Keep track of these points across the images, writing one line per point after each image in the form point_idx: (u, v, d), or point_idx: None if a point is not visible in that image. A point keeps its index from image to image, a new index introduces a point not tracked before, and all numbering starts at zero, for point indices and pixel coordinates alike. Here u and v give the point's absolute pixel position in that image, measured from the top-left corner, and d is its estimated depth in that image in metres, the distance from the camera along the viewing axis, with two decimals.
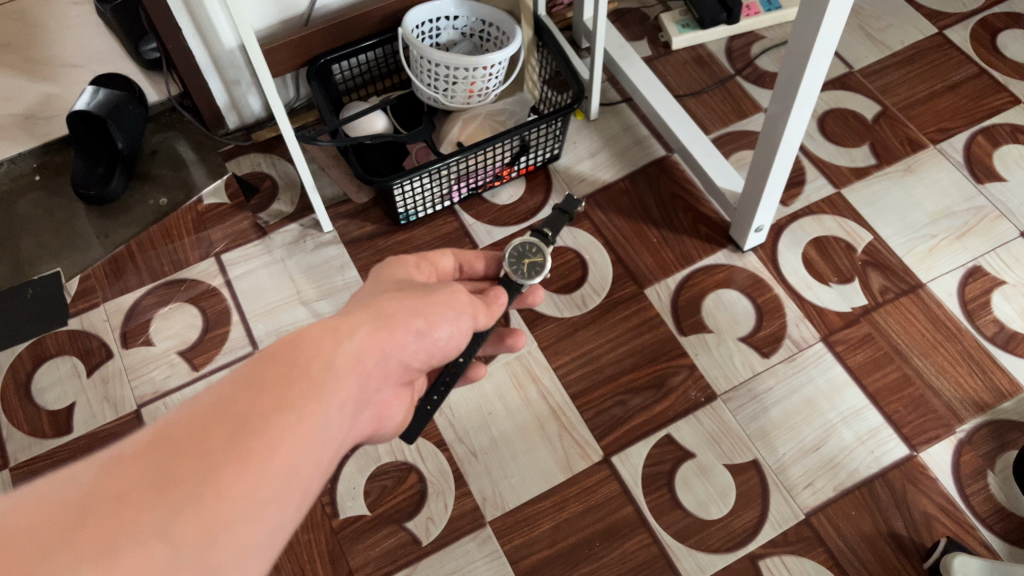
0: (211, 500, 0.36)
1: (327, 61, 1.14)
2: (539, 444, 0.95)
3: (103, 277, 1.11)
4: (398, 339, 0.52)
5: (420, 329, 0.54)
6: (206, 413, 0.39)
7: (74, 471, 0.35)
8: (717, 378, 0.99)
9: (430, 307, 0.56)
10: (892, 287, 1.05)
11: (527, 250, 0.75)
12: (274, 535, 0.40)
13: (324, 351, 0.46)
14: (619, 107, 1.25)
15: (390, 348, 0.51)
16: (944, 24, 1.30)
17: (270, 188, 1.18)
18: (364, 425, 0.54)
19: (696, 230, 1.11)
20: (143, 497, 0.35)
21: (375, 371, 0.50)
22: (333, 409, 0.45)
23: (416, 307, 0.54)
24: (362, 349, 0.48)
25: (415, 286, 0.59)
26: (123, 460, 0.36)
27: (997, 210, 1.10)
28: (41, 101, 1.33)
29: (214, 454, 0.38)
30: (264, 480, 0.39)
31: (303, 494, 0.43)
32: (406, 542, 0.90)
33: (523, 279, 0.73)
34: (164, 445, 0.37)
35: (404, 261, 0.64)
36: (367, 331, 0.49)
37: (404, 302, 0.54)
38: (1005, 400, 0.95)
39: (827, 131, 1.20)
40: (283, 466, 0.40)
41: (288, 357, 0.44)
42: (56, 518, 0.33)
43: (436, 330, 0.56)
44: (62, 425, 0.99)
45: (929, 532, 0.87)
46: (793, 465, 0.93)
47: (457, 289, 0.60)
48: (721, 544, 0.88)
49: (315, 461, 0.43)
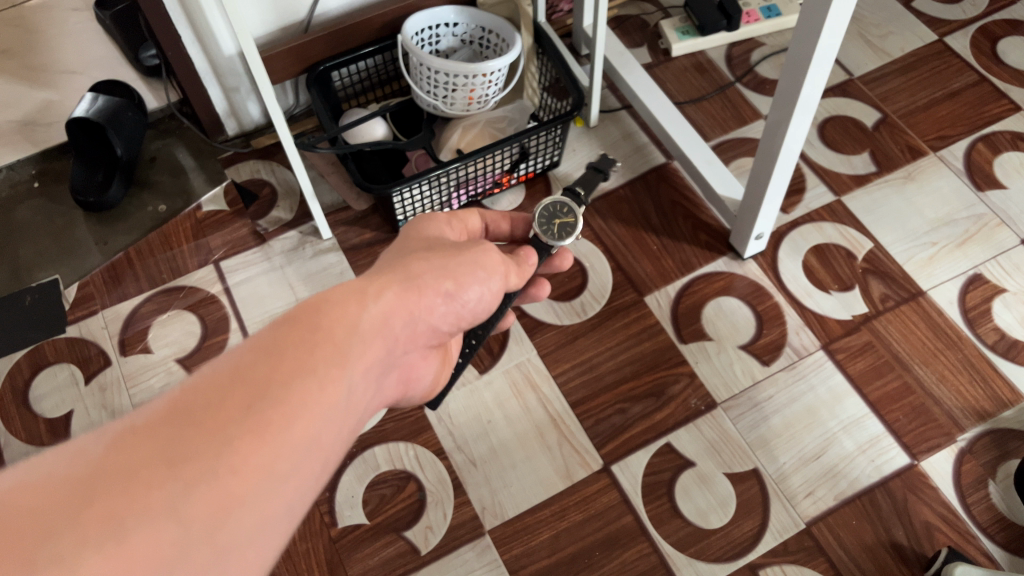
0: (227, 471, 0.37)
1: (326, 68, 1.14)
2: (539, 453, 0.95)
3: (101, 285, 1.10)
4: (421, 303, 0.53)
5: (449, 291, 0.56)
6: (226, 381, 0.40)
7: (89, 443, 0.36)
8: (717, 386, 0.99)
9: (458, 268, 0.57)
10: (892, 295, 1.04)
11: (558, 210, 0.72)
12: (291, 506, 0.42)
13: (347, 317, 0.47)
14: (619, 114, 1.24)
15: (414, 312, 0.53)
16: (943, 31, 1.30)
17: (269, 196, 1.18)
18: (393, 384, 0.56)
19: (696, 238, 1.11)
20: (159, 469, 0.36)
21: (401, 333, 0.52)
22: (355, 375, 0.46)
23: (446, 267, 0.56)
24: (388, 311, 0.51)
25: (446, 243, 0.60)
26: (142, 429, 0.37)
27: (998, 217, 1.10)
28: (40, 107, 1.32)
29: (233, 424, 0.39)
30: (281, 452, 0.40)
31: (322, 463, 0.44)
32: (406, 552, 0.90)
33: (553, 241, 0.70)
34: (181, 415, 0.38)
35: (435, 217, 0.65)
36: (394, 293, 0.52)
37: (429, 264, 0.56)
38: (1005, 409, 0.95)
39: (828, 139, 1.19)
40: (300, 437, 0.41)
41: (310, 324, 0.45)
42: (68, 491, 0.34)
43: (464, 291, 0.57)
44: (59, 434, 0.99)
45: (930, 542, 0.87)
46: (793, 474, 0.92)
47: (490, 248, 0.61)
48: (722, 553, 0.88)
49: (334, 429, 0.44)
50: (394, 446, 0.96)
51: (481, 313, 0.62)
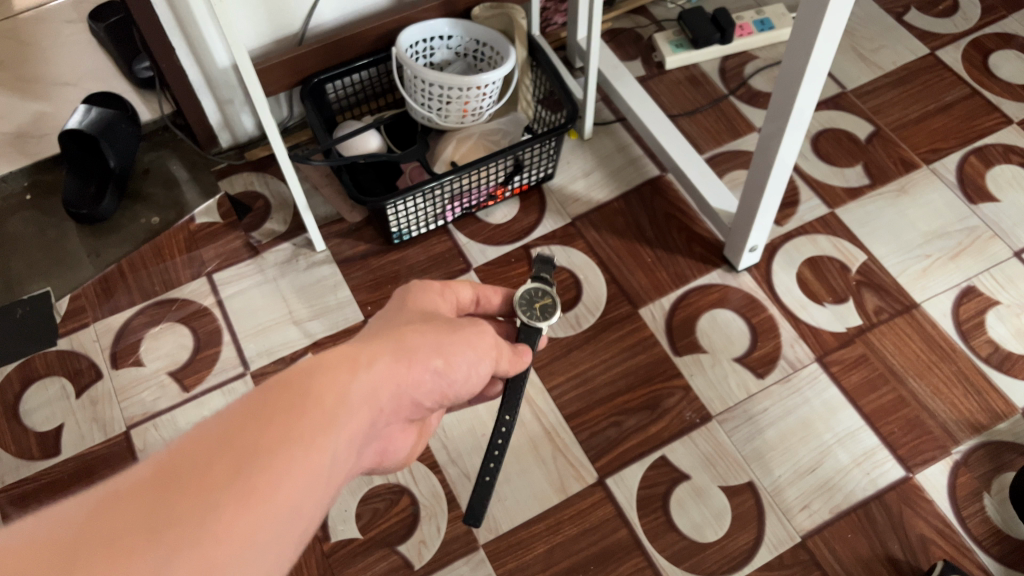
0: (210, 540, 0.35)
1: (321, 80, 1.14)
2: (533, 466, 0.95)
3: (93, 297, 1.10)
4: (413, 375, 0.50)
5: (438, 368, 0.52)
6: (214, 444, 0.37)
7: (68, 507, 0.34)
8: (712, 399, 0.98)
9: (452, 347, 0.54)
10: (886, 308, 1.04)
11: (536, 294, 0.72)
12: (269, 575, 0.39)
13: (339, 383, 0.44)
14: (613, 127, 1.25)
15: (406, 382, 0.50)
16: (935, 45, 1.31)
17: (263, 208, 1.18)
18: (368, 456, 0.53)
19: (690, 250, 1.11)
20: (141, 537, 0.33)
21: (387, 407, 0.49)
22: (342, 442, 0.43)
23: (438, 345, 0.53)
24: (377, 382, 0.47)
25: (442, 317, 0.58)
26: (125, 494, 0.35)
27: (991, 230, 1.10)
28: (33, 119, 1.32)
29: (218, 490, 0.36)
30: (265, 520, 0.37)
31: (301, 530, 0.41)
32: (399, 566, 0.89)
33: (536, 324, 0.70)
34: (166, 480, 0.35)
35: (428, 286, 0.62)
36: (384, 363, 0.48)
37: (424, 334, 0.53)
38: (1000, 422, 0.95)
39: (821, 151, 1.20)
40: (285, 505, 0.39)
41: (302, 383, 0.42)
42: (42, 559, 0.31)
43: (452, 364, 0.54)
44: (50, 447, 0.98)
45: (926, 555, 0.87)
46: (789, 487, 0.92)
47: (485, 329, 0.58)
48: (717, 567, 0.87)
49: (318, 497, 0.42)
50: None
51: (463, 390, 0.59)
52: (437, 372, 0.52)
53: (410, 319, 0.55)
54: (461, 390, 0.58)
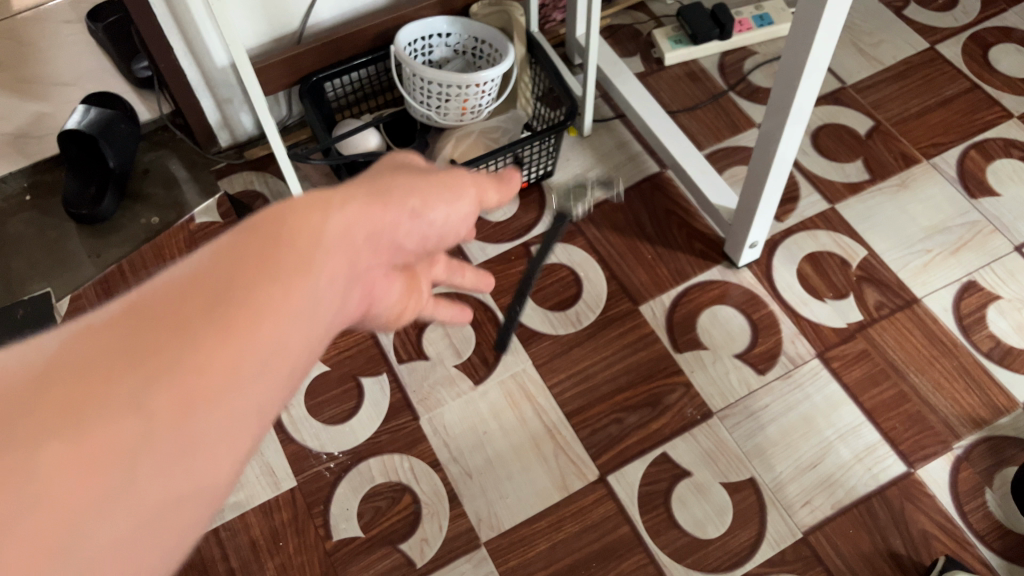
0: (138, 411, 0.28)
1: (320, 79, 1.14)
2: (534, 464, 0.95)
3: (94, 297, 1.10)
4: (391, 218, 0.39)
5: (416, 208, 0.41)
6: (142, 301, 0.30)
7: None
8: (713, 395, 0.98)
9: (426, 185, 0.42)
10: (887, 303, 1.04)
11: None
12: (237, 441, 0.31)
13: (304, 222, 0.34)
14: (612, 123, 1.25)
15: (383, 225, 0.39)
16: (935, 39, 1.31)
17: (263, 207, 1.18)
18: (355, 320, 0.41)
19: (691, 247, 1.11)
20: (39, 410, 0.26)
21: (366, 251, 0.38)
22: (314, 288, 0.34)
23: (413, 184, 0.41)
24: (349, 224, 0.36)
25: (415, 159, 0.45)
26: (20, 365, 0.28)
27: (992, 225, 1.10)
28: (32, 120, 1.32)
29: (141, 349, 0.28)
30: (218, 381, 0.30)
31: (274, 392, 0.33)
32: (402, 564, 0.89)
33: None
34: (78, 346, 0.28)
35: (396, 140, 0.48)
36: (358, 200, 0.37)
37: (395, 177, 0.41)
38: (1001, 416, 0.95)
39: (821, 147, 1.20)
40: (238, 370, 0.30)
41: (271, 221, 0.34)
42: None
43: (429, 208, 0.41)
44: None
45: (927, 550, 0.87)
46: (791, 483, 0.92)
47: (460, 165, 0.44)
48: (719, 563, 0.87)
49: (292, 349, 0.33)
50: (389, 458, 0.96)
51: (449, 244, 0.46)
52: (416, 215, 0.41)
53: (375, 168, 0.43)
54: (446, 241, 0.45)
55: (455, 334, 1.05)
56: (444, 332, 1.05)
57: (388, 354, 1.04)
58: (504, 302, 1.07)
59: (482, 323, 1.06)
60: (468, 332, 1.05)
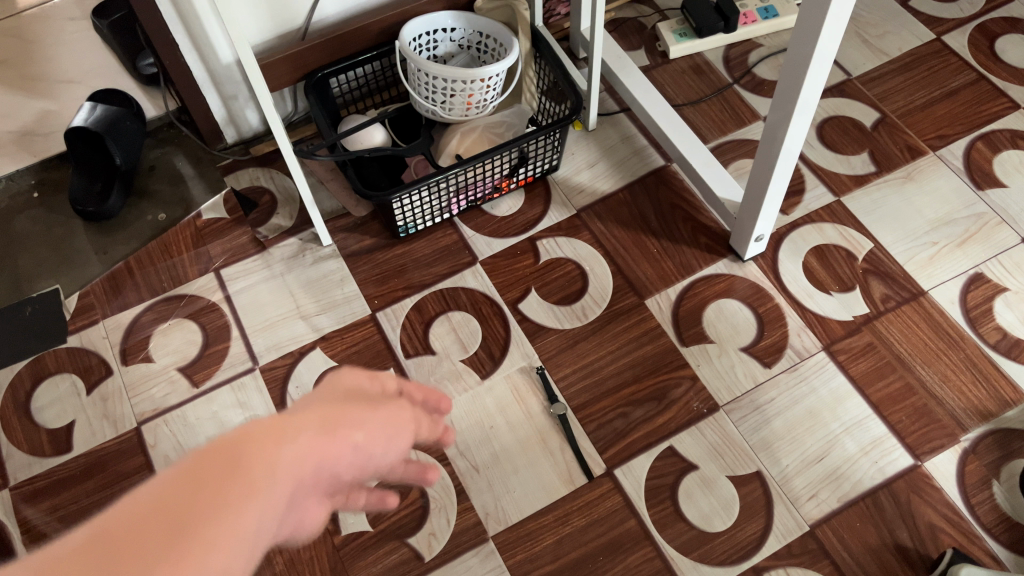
0: None
1: (325, 75, 1.14)
2: (541, 458, 0.95)
3: (102, 294, 1.10)
4: (339, 450, 0.36)
5: (367, 443, 0.38)
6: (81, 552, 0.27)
7: None
8: (719, 389, 0.99)
9: (376, 418, 0.40)
10: (893, 296, 1.04)
11: None
12: None
13: (258, 461, 0.32)
14: (617, 117, 1.24)
15: (329, 459, 0.36)
16: (941, 30, 1.30)
17: (269, 203, 1.18)
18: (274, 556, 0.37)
19: (696, 240, 1.11)
20: None
21: (311, 489, 0.35)
22: (262, 526, 0.32)
23: (364, 415, 0.39)
24: (300, 460, 0.34)
25: (363, 391, 0.43)
26: None
27: (998, 216, 1.10)
28: (39, 117, 1.32)
29: None
30: None
31: None
32: (409, 559, 0.89)
33: None
34: None
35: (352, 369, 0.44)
36: (310, 435, 0.36)
37: (339, 408, 0.39)
38: (1008, 409, 0.95)
39: (826, 139, 1.19)
40: None
41: (230, 452, 0.32)
42: None
43: (380, 443, 0.39)
44: (62, 444, 0.99)
45: (934, 543, 0.87)
46: (797, 476, 0.92)
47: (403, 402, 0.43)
48: (725, 556, 0.87)
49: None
50: None
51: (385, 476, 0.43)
52: (362, 450, 0.38)
53: (321, 395, 0.41)
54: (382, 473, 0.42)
55: (461, 329, 1.05)
56: (450, 327, 1.05)
57: (394, 349, 1.04)
58: (510, 297, 1.08)
59: (488, 318, 1.06)
60: (474, 327, 1.05)
